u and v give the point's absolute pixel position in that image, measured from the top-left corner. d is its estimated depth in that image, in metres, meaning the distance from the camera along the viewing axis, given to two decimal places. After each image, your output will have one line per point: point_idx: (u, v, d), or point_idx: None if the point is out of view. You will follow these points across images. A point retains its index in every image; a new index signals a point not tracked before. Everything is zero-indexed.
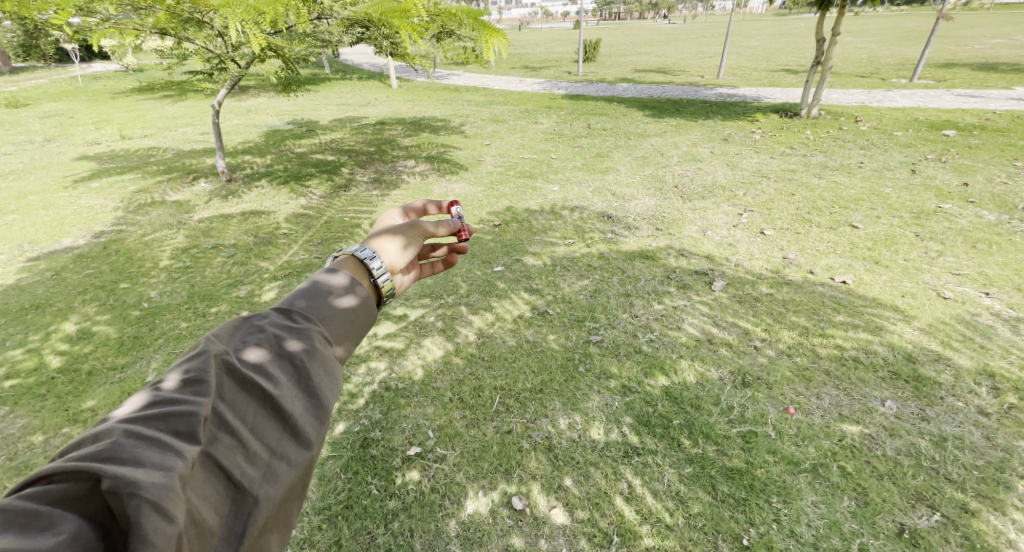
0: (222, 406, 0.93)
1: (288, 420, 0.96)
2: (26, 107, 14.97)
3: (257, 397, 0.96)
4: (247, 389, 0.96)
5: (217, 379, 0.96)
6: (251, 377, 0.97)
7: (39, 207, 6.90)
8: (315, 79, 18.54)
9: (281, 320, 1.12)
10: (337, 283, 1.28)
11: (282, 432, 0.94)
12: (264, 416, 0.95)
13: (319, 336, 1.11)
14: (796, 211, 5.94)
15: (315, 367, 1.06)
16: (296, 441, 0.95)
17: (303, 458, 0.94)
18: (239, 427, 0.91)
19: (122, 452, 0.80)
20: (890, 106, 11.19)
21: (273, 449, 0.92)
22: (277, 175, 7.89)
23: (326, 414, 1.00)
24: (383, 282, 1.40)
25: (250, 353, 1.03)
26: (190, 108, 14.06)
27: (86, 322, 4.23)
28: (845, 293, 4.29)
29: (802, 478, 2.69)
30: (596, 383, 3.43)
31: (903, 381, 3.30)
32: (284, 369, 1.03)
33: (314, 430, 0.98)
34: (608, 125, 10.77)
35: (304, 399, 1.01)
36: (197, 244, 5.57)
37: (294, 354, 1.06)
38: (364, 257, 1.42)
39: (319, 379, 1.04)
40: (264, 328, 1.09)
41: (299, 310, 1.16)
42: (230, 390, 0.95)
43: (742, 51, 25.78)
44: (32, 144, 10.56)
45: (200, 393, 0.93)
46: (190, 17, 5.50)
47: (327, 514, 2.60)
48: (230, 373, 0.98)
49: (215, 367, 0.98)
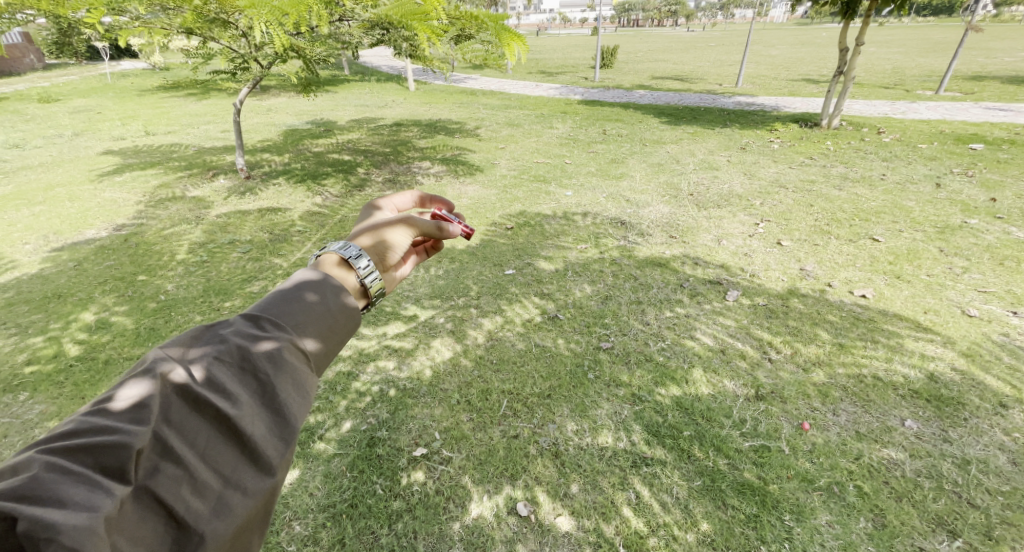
0: (168, 431, 0.87)
1: (246, 444, 0.90)
2: (56, 102, 15.40)
3: (210, 419, 0.90)
4: (199, 409, 0.90)
5: (163, 400, 0.90)
6: (204, 397, 0.91)
7: (65, 199, 7.07)
8: (335, 81, 18.80)
9: (246, 330, 1.05)
10: (316, 284, 1.22)
11: (239, 458, 0.89)
12: (218, 441, 0.89)
13: (288, 346, 1.05)
14: (815, 222, 5.83)
15: (282, 381, 1.00)
16: (255, 467, 0.90)
17: (262, 486, 0.90)
18: (187, 455, 0.86)
19: (42, 489, 0.75)
20: (914, 118, 10.97)
21: (227, 478, 0.87)
22: (294, 173, 8.00)
23: (291, 436, 0.95)
24: (371, 282, 1.37)
25: (206, 367, 0.97)
26: (213, 106, 14.34)
27: (104, 313, 4.30)
28: (865, 307, 4.19)
29: (816, 496, 2.61)
30: (606, 390, 3.38)
31: (924, 400, 3.20)
32: (245, 386, 0.97)
33: (277, 454, 0.92)
34: (624, 131, 10.73)
35: (267, 418, 0.95)
36: (214, 240, 5.65)
37: (257, 368, 0.99)
38: (350, 256, 1.38)
39: (285, 396, 0.98)
40: (227, 339, 1.02)
41: (268, 319, 1.09)
42: (179, 412, 0.89)
43: (762, 59, 25.47)
44: (60, 138, 10.85)
45: (140, 419, 0.86)
46: (216, 17, 5.61)
47: (331, 512, 2.59)
48: (180, 392, 0.91)
49: (162, 387, 0.91)
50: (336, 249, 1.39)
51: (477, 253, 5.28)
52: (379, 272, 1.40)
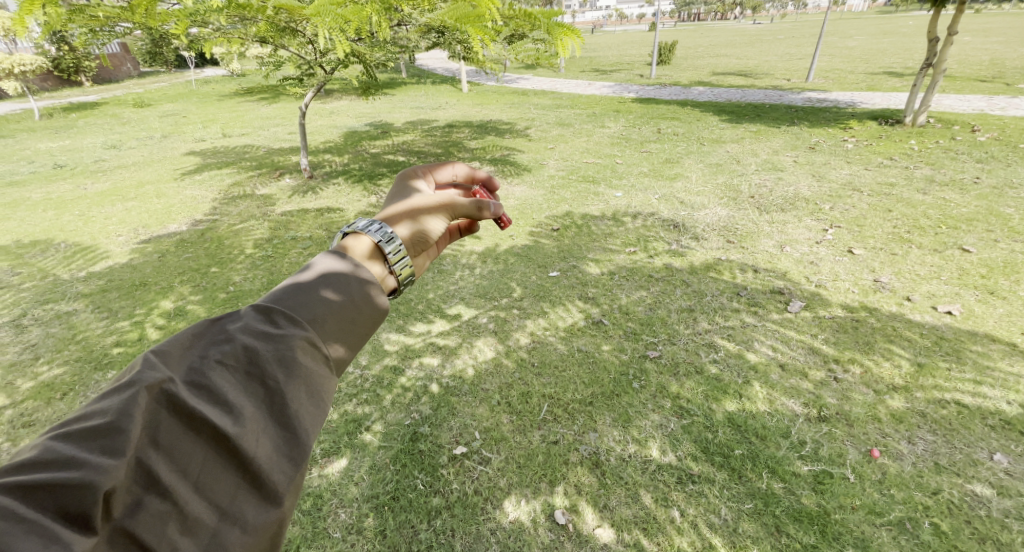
0: (156, 456, 0.82)
1: (249, 468, 0.86)
2: (149, 107, 16.94)
3: (207, 441, 0.85)
4: (194, 428, 0.85)
5: (151, 421, 0.84)
6: (202, 414, 0.86)
7: (153, 195, 7.74)
8: (393, 84, 19.46)
9: (256, 328, 1.01)
10: (322, 272, 1.19)
11: (239, 487, 0.85)
12: (213, 467, 0.84)
13: (301, 347, 1.01)
14: (893, 229, 5.33)
15: (293, 391, 0.95)
16: (257, 495, 0.86)
17: (262, 518, 0.85)
18: (176, 486, 0.81)
19: None
20: (1016, 115, 9.82)
21: (224, 510, 0.82)
22: (352, 174, 8.33)
23: (301, 456, 0.90)
24: (400, 268, 1.37)
25: (205, 375, 0.92)
26: (282, 110, 15.24)
27: (181, 301, 4.66)
28: (949, 325, 3.77)
29: (885, 531, 2.37)
30: (651, 401, 3.24)
31: (1017, 432, 2.83)
32: (251, 396, 0.93)
33: (284, 478, 0.88)
34: (680, 130, 10.33)
35: (274, 435, 0.91)
36: (277, 235, 5.98)
37: (265, 374, 0.95)
38: (378, 238, 1.37)
39: (296, 407, 0.94)
40: (232, 340, 0.98)
41: (281, 314, 1.06)
42: (170, 435, 0.84)
43: (836, 53, 23.72)
44: (152, 140, 11.92)
45: (115, 448, 0.80)
46: (286, 26, 5.92)
47: (374, 503, 2.65)
48: (172, 407, 0.86)
49: (147, 403, 0.85)
50: (365, 229, 1.38)
51: (523, 255, 5.25)
52: (408, 257, 1.39)
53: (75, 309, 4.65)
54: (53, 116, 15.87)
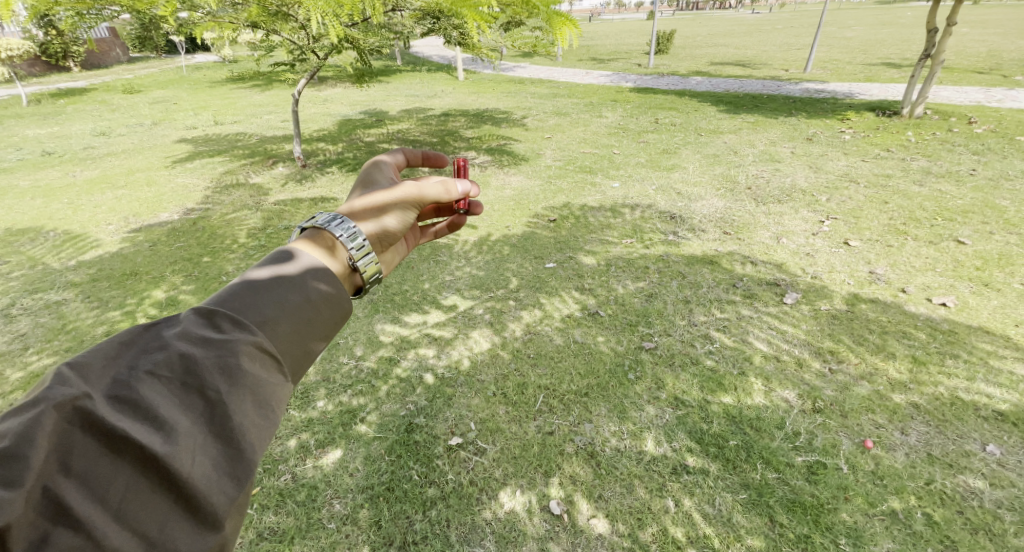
0: (69, 483, 0.79)
1: (184, 489, 0.84)
2: (139, 93, 16.62)
3: (131, 462, 0.83)
4: (116, 449, 0.83)
5: (64, 444, 0.81)
6: (129, 432, 0.84)
7: (143, 183, 7.61)
8: (388, 71, 19.21)
9: (195, 336, 1.00)
10: (303, 264, 1.28)
11: (171, 511, 0.84)
12: (138, 491, 0.82)
13: (246, 353, 1.01)
14: (889, 221, 5.34)
15: (237, 401, 0.95)
16: (194, 516, 0.85)
17: (198, 544, 0.84)
18: (93, 516, 0.78)
19: None
20: (1013, 107, 9.83)
21: (153, 537, 0.80)
22: (347, 162, 8.25)
23: (244, 472, 0.90)
24: (365, 265, 1.39)
25: (133, 388, 0.90)
26: (275, 97, 15.01)
27: (173, 291, 4.60)
28: (944, 317, 3.79)
29: (878, 521, 2.39)
30: (647, 392, 3.24)
31: (1009, 424, 2.86)
32: (189, 408, 0.92)
33: (226, 498, 0.88)
34: (677, 120, 10.28)
35: (214, 451, 0.90)
36: (271, 225, 5.91)
37: (205, 383, 0.94)
38: (340, 234, 1.39)
39: (240, 419, 0.94)
40: (167, 348, 0.97)
41: (226, 318, 1.06)
42: (88, 459, 0.81)
43: (834, 43, 23.65)
44: (142, 127, 11.71)
45: (14, 478, 0.75)
46: (279, 10, 5.82)
47: (369, 494, 2.64)
48: (89, 426, 0.83)
49: (56, 424, 0.81)
50: (326, 224, 1.40)
51: (519, 246, 5.22)
52: (373, 253, 1.41)
53: (65, 299, 4.59)
54: (40, 102, 15.55)
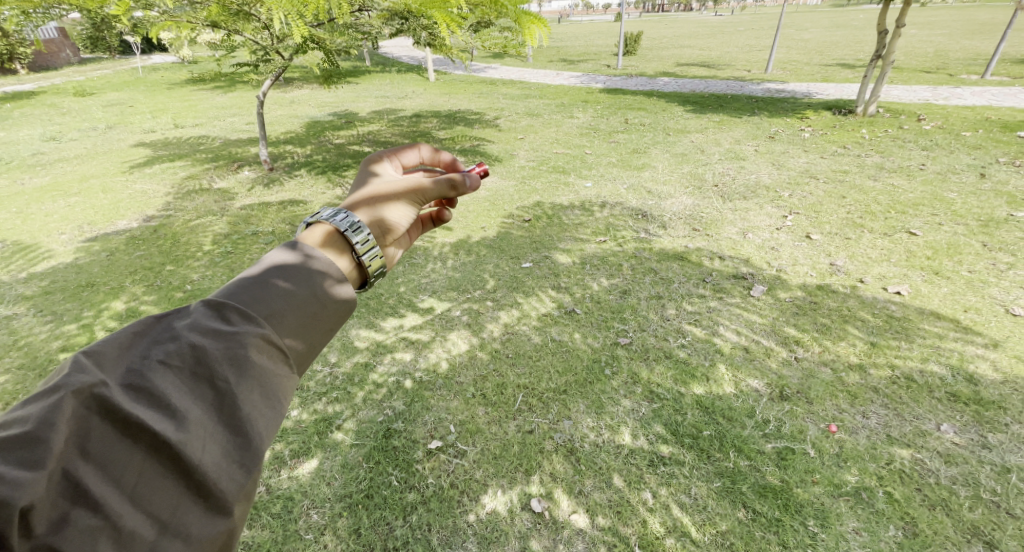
0: (87, 467, 0.79)
1: (194, 476, 0.84)
2: (92, 96, 15.87)
3: (145, 447, 0.82)
4: (129, 435, 0.82)
5: (81, 430, 0.81)
6: (141, 419, 0.83)
7: (98, 190, 7.28)
8: (356, 72, 18.91)
9: (205, 325, 0.98)
10: (265, 264, 1.17)
11: (183, 496, 0.83)
12: (152, 476, 0.82)
13: (255, 344, 0.99)
14: (847, 215, 5.58)
15: (246, 392, 0.93)
16: (203, 504, 0.84)
17: (208, 531, 0.83)
18: (109, 498, 0.78)
19: None
20: (958, 104, 10.39)
21: (165, 523, 0.80)
22: (316, 165, 8.08)
23: (252, 462, 0.89)
24: (370, 259, 1.36)
25: (147, 377, 0.89)
26: (238, 99, 14.56)
27: (134, 302, 4.42)
28: (899, 305, 3.99)
29: (843, 502, 2.50)
30: (623, 387, 3.30)
31: (961, 404, 3.03)
32: (199, 397, 0.90)
33: (234, 485, 0.87)
34: (646, 120, 10.49)
35: (224, 440, 0.89)
36: (237, 231, 5.75)
37: (215, 373, 0.93)
38: (344, 227, 1.36)
39: (249, 410, 0.92)
40: (179, 337, 0.95)
41: (236, 309, 1.03)
42: (105, 444, 0.81)
43: (793, 44, 24.58)
44: (95, 131, 11.18)
45: (37, 461, 0.76)
46: (240, 9, 5.66)
47: (348, 502, 2.61)
48: (104, 413, 0.83)
49: (72, 409, 0.81)
50: (329, 217, 1.36)
51: (494, 246, 5.23)
52: (377, 247, 1.38)
53: (15, 313, 4.35)
54: None
